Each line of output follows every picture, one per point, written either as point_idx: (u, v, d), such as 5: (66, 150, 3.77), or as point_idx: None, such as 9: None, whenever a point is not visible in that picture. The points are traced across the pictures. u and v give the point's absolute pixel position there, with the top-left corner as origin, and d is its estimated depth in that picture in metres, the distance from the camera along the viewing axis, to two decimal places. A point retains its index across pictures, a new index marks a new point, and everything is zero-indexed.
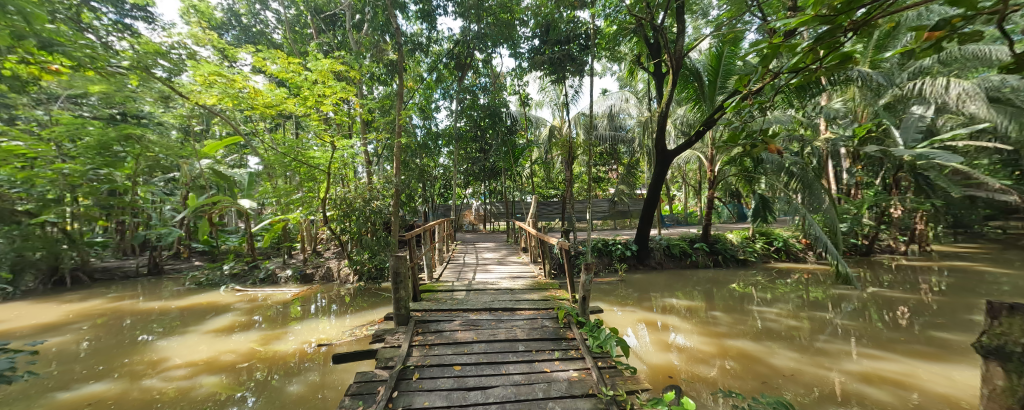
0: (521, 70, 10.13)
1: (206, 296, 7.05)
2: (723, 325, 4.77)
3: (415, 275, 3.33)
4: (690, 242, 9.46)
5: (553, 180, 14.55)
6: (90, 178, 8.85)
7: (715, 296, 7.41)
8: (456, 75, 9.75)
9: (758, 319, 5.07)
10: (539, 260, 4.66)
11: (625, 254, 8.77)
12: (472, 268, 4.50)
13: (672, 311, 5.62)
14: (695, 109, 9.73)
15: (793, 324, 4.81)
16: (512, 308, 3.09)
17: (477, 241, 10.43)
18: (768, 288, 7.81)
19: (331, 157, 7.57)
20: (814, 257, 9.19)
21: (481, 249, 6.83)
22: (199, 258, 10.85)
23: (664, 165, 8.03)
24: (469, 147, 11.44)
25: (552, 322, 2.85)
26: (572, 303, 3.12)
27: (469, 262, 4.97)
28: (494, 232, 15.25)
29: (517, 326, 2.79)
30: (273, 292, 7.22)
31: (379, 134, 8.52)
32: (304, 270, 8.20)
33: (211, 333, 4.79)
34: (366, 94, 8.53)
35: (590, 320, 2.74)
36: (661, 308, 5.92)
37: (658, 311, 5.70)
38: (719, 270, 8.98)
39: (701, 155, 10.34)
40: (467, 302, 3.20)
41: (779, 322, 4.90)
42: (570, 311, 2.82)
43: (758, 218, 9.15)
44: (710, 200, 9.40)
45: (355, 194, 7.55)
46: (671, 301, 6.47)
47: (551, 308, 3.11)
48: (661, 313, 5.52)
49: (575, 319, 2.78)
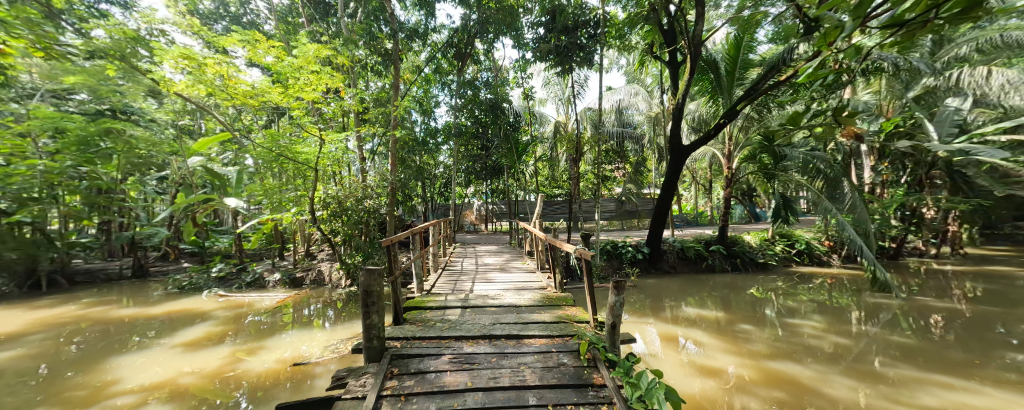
0: (525, 62, 9.57)
1: (186, 301, 6.56)
2: (758, 342, 4.17)
3: (397, 292, 2.78)
4: (706, 244, 8.86)
5: (558, 178, 13.98)
6: (70, 175, 8.43)
7: (736, 303, 6.83)
8: (455, 67, 9.23)
9: (796, 334, 4.47)
10: (548, 267, 4.10)
11: (636, 257, 8.21)
12: (471, 277, 3.94)
13: (695, 323, 5.04)
14: (710, 103, 9.16)
15: (839, 341, 4.21)
16: (518, 337, 2.52)
17: (478, 243, 9.89)
18: (793, 294, 7.21)
19: (321, 153, 7.04)
20: (840, 260, 8.58)
21: (481, 253, 6.28)
22: (188, 259, 10.41)
23: (679, 161, 7.49)
24: (470, 144, 10.96)
25: (572, 360, 2.24)
26: (596, 330, 2.52)
27: (468, 268, 4.43)
28: (496, 232, 14.72)
29: (527, 366, 2.18)
30: (258, 297, 6.70)
31: (374, 129, 8.02)
32: (294, 274, 7.71)
33: (179, 347, 4.27)
34: (361, 86, 8.01)
35: (623, 357, 2.13)
36: (682, 318, 5.34)
37: (679, 322, 5.14)
38: (736, 274, 8.39)
39: (717, 152, 9.76)
40: (463, 328, 2.64)
41: (821, 338, 4.31)
42: (595, 345, 2.22)
43: (779, 219, 8.55)
44: (727, 199, 8.79)
45: (347, 193, 7.04)
46: (691, 310, 5.89)
47: (568, 337, 2.53)
48: (682, 325, 4.94)
49: (603, 355, 2.18)
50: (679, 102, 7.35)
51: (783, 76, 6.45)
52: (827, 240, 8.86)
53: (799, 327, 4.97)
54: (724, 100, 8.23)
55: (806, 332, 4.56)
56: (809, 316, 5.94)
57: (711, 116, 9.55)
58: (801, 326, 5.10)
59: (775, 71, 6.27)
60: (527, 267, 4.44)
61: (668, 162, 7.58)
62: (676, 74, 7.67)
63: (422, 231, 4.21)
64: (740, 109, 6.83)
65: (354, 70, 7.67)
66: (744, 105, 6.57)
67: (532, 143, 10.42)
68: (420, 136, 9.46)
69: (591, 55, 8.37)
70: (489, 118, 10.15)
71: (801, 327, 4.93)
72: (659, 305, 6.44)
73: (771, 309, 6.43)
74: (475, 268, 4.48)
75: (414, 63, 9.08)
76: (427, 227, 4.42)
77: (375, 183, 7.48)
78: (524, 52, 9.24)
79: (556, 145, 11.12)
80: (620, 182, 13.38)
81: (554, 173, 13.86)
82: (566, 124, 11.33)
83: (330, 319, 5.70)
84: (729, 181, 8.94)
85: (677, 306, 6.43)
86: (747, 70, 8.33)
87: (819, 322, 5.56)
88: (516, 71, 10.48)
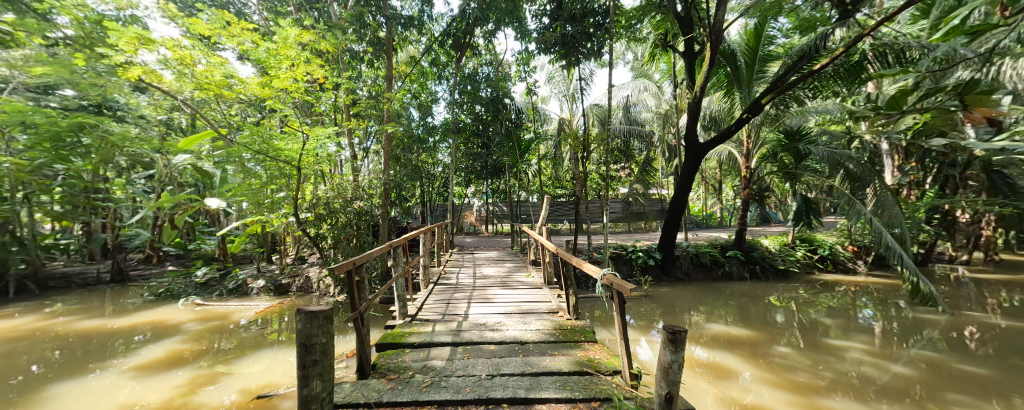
0: (527, 54, 9.06)
1: (159, 312, 6.04)
2: (800, 372, 3.63)
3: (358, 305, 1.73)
4: (721, 249, 8.28)
5: (562, 178, 13.51)
6: (43, 173, 7.94)
7: (761, 316, 6.23)
8: (453, 58, 8.67)
9: (841, 361, 3.92)
10: (556, 281, 3.52)
11: (648, 264, 7.66)
12: (468, 293, 3.36)
13: (721, 345, 4.49)
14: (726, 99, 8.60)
15: (894, 371, 3.68)
16: (526, 401, 1.39)
17: (478, 247, 9.40)
18: (818, 304, 6.65)
19: (307, 150, 6.50)
20: (866, 268, 7.99)
21: (481, 260, 5.72)
22: (174, 262, 9.92)
23: (696, 160, 6.92)
24: (470, 142, 10.46)
25: None
26: (632, 392, 1.48)
27: (466, 281, 3.84)
28: (497, 233, 14.25)
29: None
30: (239, 307, 6.15)
31: (366, 124, 7.52)
32: (279, 280, 7.16)
33: (132, 371, 3.73)
34: (353, 78, 7.51)
35: None
36: (704, 338, 4.78)
37: (701, 342, 4.58)
38: (755, 283, 7.82)
39: (733, 150, 9.19)
40: (450, 387, 1.49)
41: (872, 366, 3.77)
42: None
43: (801, 223, 7.99)
44: (744, 201, 8.23)
45: (335, 193, 6.54)
46: (713, 327, 5.34)
47: (598, 402, 1.39)
48: (706, 347, 4.40)
49: None
50: (696, 96, 6.79)
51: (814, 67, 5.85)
52: (851, 245, 8.28)
53: (840, 350, 4.40)
54: (742, 95, 7.67)
55: (851, 359, 4.01)
56: (843, 331, 5.37)
57: (728, 113, 9.00)
58: (841, 348, 4.53)
59: (802, 63, 5.71)
60: (532, 281, 3.86)
61: (684, 161, 7.04)
62: (691, 67, 7.09)
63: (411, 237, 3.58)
64: (763, 103, 6.26)
65: (344, 60, 7.13)
66: (769, 99, 6.03)
67: (535, 141, 9.93)
68: (417, 132, 8.94)
69: (599, 46, 7.82)
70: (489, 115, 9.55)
71: (843, 351, 4.36)
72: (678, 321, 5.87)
73: (798, 322, 5.85)
74: (474, 280, 3.89)
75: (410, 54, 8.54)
76: (416, 236, 3.81)
77: (365, 183, 7.01)
78: (526, 43, 8.69)
79: (560, 142, 10.57)
80: (625, 182, 12.87)
81: (557, 172, 13.33)
82: (570, 121, 10.81)
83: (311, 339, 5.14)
84: (747, 182, 8.33)
85: (698, 320, 5.86)
86: (766, 63, 7.77)
87: (860, 339, 4.96)
88: (519, 64, 9.92)
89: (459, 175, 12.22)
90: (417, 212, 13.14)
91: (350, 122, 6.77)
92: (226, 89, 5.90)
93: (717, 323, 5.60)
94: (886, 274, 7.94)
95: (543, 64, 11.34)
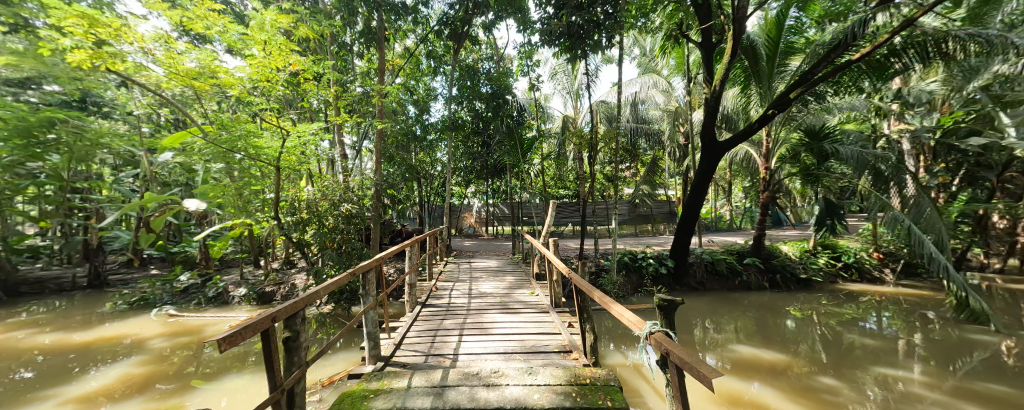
0: (530, 46, 8.55)
1: (127, 325, 5.52)
2: None
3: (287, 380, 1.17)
4: (738, 257, 7.74)
5: (564, 179, 12.98)
6: (15, 172, 7.45)
7: (788, 334, 5.67)
8: (450, 48, 8.10)
9: (908, 405, 3.37)
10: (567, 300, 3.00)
11: (659, 272, 7.14)
12: (463, 316, 2.84)
13: (758, 377, 3.93)
14: (742, 95, 8.07)
15: None
16: None
17: (477, 252, 8.87)
18: (847, 318, 6.11)
19: (289, 146, 5.93)
20: (894, 277, 7.47)
21: (480, 271, 5.20)
22: (158, 266, 9.42)
23: (713, 160, 6.42)
24: (469, 140, 9.91)
25: None
26: None
27: (462, 300, 3.35)
28: (497, 236, 13.74)
29: None
30: (215, 319, 5.65)
31: (357, 120, 7.01)
32: (263, 287, 6.65)
33: (67, 406, 3.17)
34: (344, 71, 7.02)
35: None
36: (737, 368, 4.23)
37: (736, 374, 4.03)
38: (775, 293, 7.28)
39: (750, 150, 8.63)
40: None
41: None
42: None
43: (824, 228, 7.46)
44: (763, 205, 7.68)
45: (321, 196, 6.03)
46: (743, 351, 4.80)
47: None
48: (744, 381, 3.84)
49: None
50: (715, 92, 6.23)
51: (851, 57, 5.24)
52: (876, 252, 7.83)
53: (898, 385, 3.82)
54: (762, 90, 7.11)
55: (918, 401, 3.45)
56: (887, 354, 4.81)
57: (744, 110, 8.43)
58: (898, 380, 3.96)
59: (834, 53, 5.14)
60: (538, 300, 3.36)
61: (701, 162, 6.52)
62: (709, 59, 6.51)
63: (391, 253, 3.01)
64: (791, 99, 5.67)
65: (331, 50, 6.60)
66: (797, 94, 5.48)
67: (538, 139, 9.38)
68: (412, 130, 8.43)
69: (607, 38, 7.27)
70: (491, 111, 9.09)
71: (902, 386, 3.79)
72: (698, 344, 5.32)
73: (832, 341, 5.30)
74: (471, 299, 3.40)
75: (404, 45, 8.00)
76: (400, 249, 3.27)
77: (355, 183, 6.53)
78: (528, 35, 8.15)
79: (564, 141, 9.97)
80: (630, 183, 12.32)
81: (561, 172, 12.82)
82: (575, 119, 10.26)
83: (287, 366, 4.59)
84: (766, 184, 7.75)
85: (721, 340, 5.32)
86: (787, 57, 7.24)
87: (912, 366, 4.39)
88: (520, 57, 9.38)
89: (458, 175, 11.70)
90: (414, 214, 12.65)
91: (338, 118, 6.28)
92: (198, 79, 5.35)
93: (742, 344, 5.06)
94: (915, 284, 7.40)
95: (546, 58, 10.79)
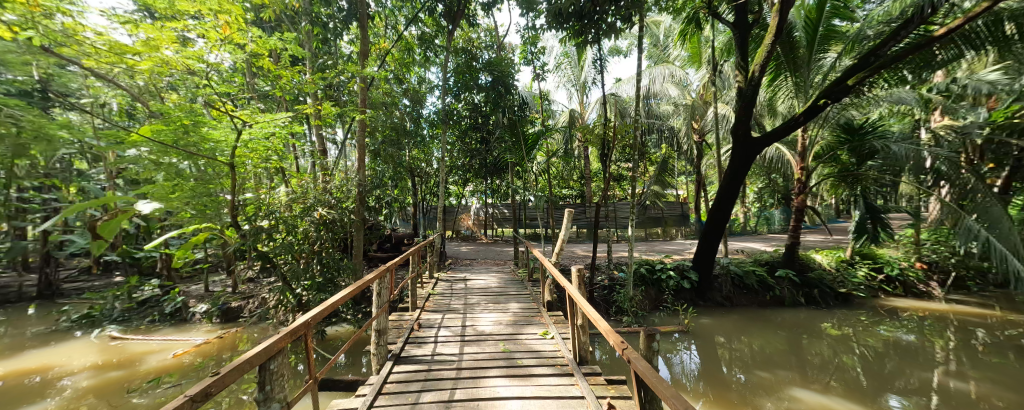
0: (534, 30, 7.67)
1: (57, 352, 4.69)
2: None
3: None
4: (768, 268, 6.97)
5: (568, 178, 12.14)
6: None
7: (837, 362, 4.85)
8: (445, 30, 7.25)
9: None
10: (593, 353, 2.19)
11: (682, 286, 6.35)
12: (452, 387, 1.93)
13: None
14: (773, 86, 7.22)
15: None
16: None
17: (476, 262, 8.05)
18: (901, 344, 5.30)
19: (249, 139, 4.98)
20: (942, 291, 6.74)
21: (479, 293, 4.38)
22: (122, 273, 8.52)
23: (747, 157, 5.66)
24: (467, 135, 9.12)
25: None
26: None
27: (453, 350, 2.46)
28: (496, 240, 12.92)
29: None
30: (165, 344, 4.82)
31: (339, 112, 6.16)
32: (228, 302, 5.78)
33: None
34: (324, 55, 6.16)
35: None
36: None
37: None
38: (812, 310, 6.47)
39: (781, 148, 7.76)
40: None
41: None
42: None
43: (865, 237, 6.70)
44: (799, 211, 6.86)
45: (292, 198, 5.16)
46: (808, 400, 3.89)
47: None
48: None
49: None
50: (752, 79, 5.35)
51: (944, 30, 4.20)
52: (918, 261, 7.11)
53: None
54: (804, 79, 6.25)
55: None
56: (961, 389, 4.06)
57: (772, 105, 7.64)
58: None
59: (906, 30, 4.27)
60: (556, 351, 2.46)
61: (732, 159, 5.79)
62: (744, 42, 5.62)
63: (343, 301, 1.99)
64: (853, 86, 4.71)
65: (307, 29, 5.74)
66: (859, 81, 4.63)
67: (544, 132, 7.74)
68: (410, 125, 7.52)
69: (622, 19, 6.40)
70: (491, 103, 8.31)
71: None
72: (743, 384, 4.33)
73: (890, 372, 4.53)
74: (466, 348, 2.51)
75: (393, 27, 7.13)
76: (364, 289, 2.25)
77: (334, 184, 5.65)
78: (532, 18, 7.32)
79: (571, 136, 9.14)
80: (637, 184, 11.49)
81: (565, 171, 11.96)
82: (582, 113, 9.42)
83: (250, 401, 3.84)
84: (801, 186, 6.89)
85: (774, 381, 4.38)
86: (828, 42, 6.38)
87: (999, 406, 3.65)
88: (522, 44, 8.55)
89: (455, 173, 10.89)
90: (408, 216, 11.80)
91: (313, 108, 5.39)
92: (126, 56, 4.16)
93: (802, 389, 4.13)
94: (965, 299, 6.68)
95: (551, 47, 9.96)
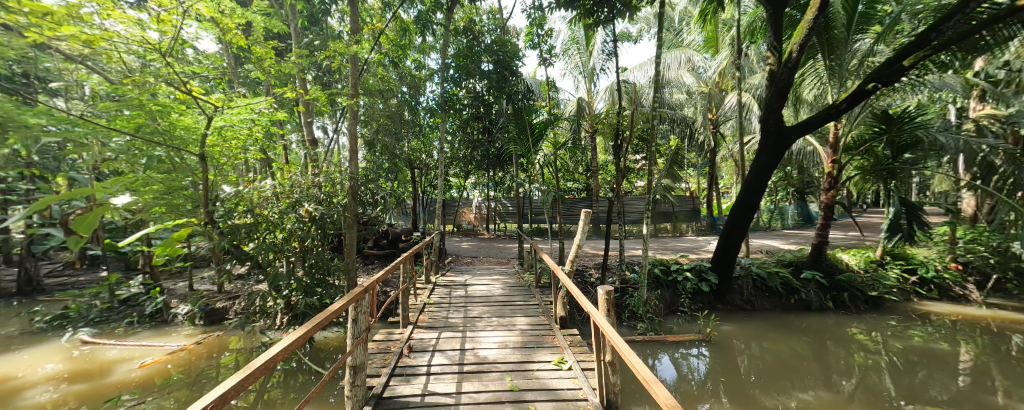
0: (541, 8, 7.01)
1: (21, 360, 4.37)
2: None
3: None
4: (792, 270, 6.52)
5: (573, 170, 11.63)
6: None
7: (863, 370, 4.41)
8: (443, 8, 6.54)
9: None
10: (615, 377, 1.76)
11: (701, 289, 5.93)
12: None
13: None
14: (806, 72, 6.54)
15: None
16: None
17: (479, 262, 7.65)
18: (935, 349, 4.90)
19: (220, 126, 4.47)
20: (981, 295, 6.28)
21: (485, 305, 3.96)
22: (108, 267, 8.18)
23: (776, 149, 5.18)
24: (468, 125, 8.62)
25: None
26: None
27: (447, 390, 2.06)
28: (497, 235, 12.51)
29: None
30: (141, 350, 4.51)
31: (329, 97, 5.62)
32: (212, 303, 5.42)
33: None
34: (312, 36, 5.60)
35: None
36: None
37: None
38: (841, 315, 6.02)
39: (809, 140, 7.16)
40: None
41: None
42: None
43: (898, 236, 6.23)
44: (828, 208, 6.38)
45: (277, 192, 4.64)
46: None
47: None
48: None
49: None
50: (788, 61, 4.79)
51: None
52: (952, 261, 6.68)
53: None
54: (844, 60, 5.59)
55: None
56: (1004, 400, 3.67)
57: (796, 95, 7.08)
58: None
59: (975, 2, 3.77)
60: (576, 391, 2.04)
61: (761, 150, 5.28)
62: (778, 21, 5.01)
63: (272, 362, 1.04)
64: (911, 64, 4.15)
65: (290, 4, 5.14)
66: (915, 62, 4.13)
67: (551, 121, 7.20)
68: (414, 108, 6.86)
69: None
70: (494, 89, 7.68)
71: None
72: (769, 396, 3.85)
73: (921, 381, 4.09)
74: (463, 386, 2.10)
75: (387, 6, 6.47)
76: (298, 345, 1.29)
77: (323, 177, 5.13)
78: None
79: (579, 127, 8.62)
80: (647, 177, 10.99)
81: (571, 164, 11.43)
82: (591, 102, 8.86)
83: (237, 403, 3.56)
84: (831, 182, 6.37)
85: (805, 396, 3.87)
86: (870, 22, 5.73)
87: None
88: (528, 26, 7.88)
89: (456, 165, 10.38)
90: (407, 210, 11.35)
91: (296, 93, 4.88)
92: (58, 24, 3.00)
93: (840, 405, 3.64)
94: (1004, 303, 6.19)
95: (558, 31, 9.29)
